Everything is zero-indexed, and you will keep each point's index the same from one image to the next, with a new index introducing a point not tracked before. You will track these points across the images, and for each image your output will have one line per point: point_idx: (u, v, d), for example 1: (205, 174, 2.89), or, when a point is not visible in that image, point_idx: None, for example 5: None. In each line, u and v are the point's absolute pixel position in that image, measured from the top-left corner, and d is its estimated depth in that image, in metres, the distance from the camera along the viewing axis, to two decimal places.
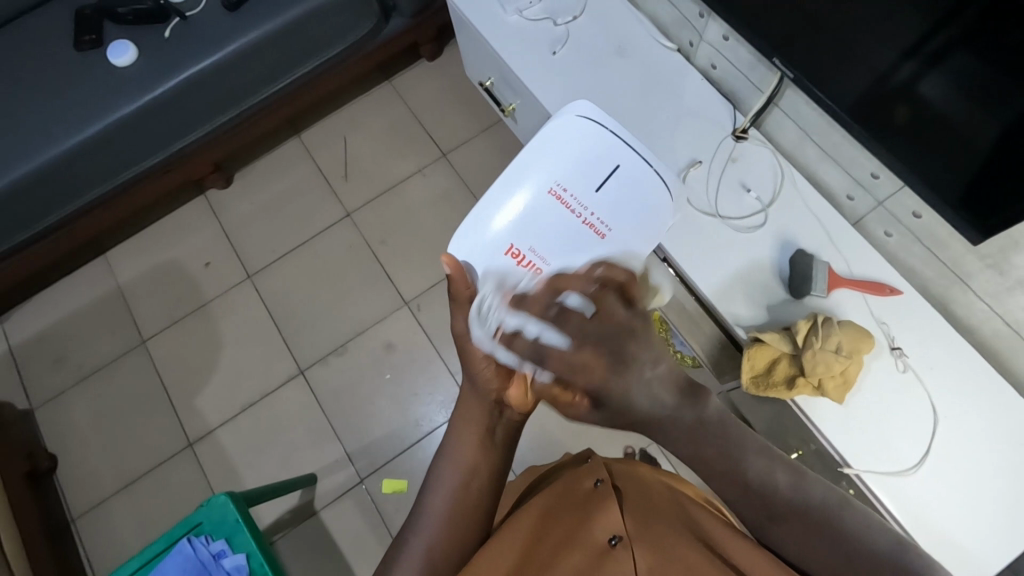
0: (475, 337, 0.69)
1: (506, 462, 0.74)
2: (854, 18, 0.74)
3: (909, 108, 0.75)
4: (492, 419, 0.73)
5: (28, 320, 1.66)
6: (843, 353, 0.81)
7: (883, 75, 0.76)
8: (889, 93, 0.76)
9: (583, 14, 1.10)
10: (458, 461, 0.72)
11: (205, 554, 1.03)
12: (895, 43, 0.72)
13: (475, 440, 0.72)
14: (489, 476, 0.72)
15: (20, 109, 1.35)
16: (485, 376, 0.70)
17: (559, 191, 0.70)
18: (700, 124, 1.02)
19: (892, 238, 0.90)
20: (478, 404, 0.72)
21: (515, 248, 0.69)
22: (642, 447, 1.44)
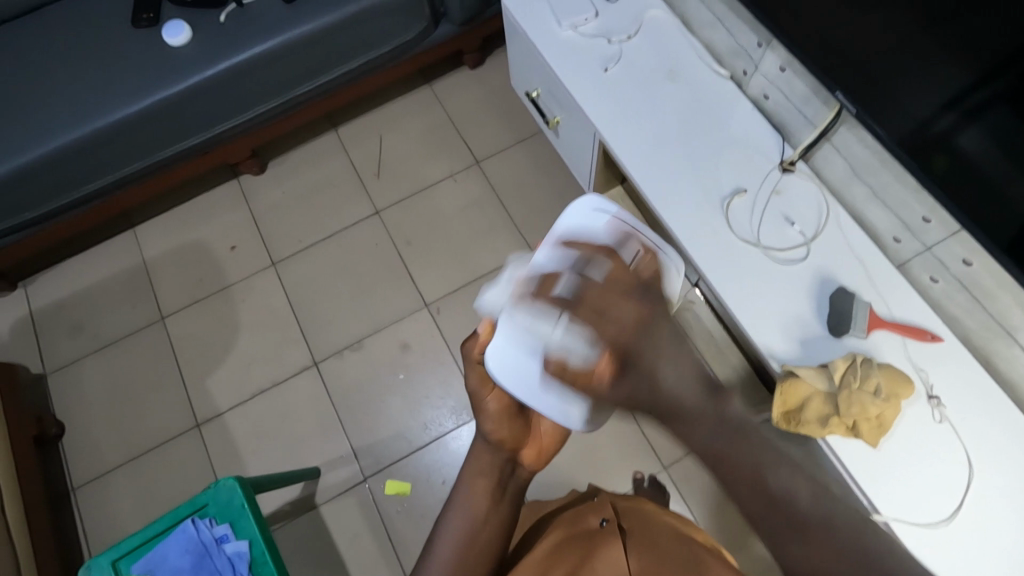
0: (491, 392, 0.79)
1: (513, 516, 0.78)
2: (904, 64, 0.76)
3: (947, 158, 0.76)
4: (504, 475, 0.80)
5: (51, 285, 1.67)
6: (881, 396, 0.79)
7: (921, 125, 0.78)
8: (929, 143, 0.78)
9: (637, 34, 1.11)
10: (466, 513, 0.76)
11: (208, 537, 1.01)
12: (937, 94, 0.74)
13: (485, 490, 0.78)
14: (498, 522, 0.75)
15: (73, 79, 1.38)
16: (498, 432, 0.79)
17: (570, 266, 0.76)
18: (747, 152, 1.01)
19: (937, 284, 0.88)
20: (489, 458, 0.80)
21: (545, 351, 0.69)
22: (651, 474, 1.41)
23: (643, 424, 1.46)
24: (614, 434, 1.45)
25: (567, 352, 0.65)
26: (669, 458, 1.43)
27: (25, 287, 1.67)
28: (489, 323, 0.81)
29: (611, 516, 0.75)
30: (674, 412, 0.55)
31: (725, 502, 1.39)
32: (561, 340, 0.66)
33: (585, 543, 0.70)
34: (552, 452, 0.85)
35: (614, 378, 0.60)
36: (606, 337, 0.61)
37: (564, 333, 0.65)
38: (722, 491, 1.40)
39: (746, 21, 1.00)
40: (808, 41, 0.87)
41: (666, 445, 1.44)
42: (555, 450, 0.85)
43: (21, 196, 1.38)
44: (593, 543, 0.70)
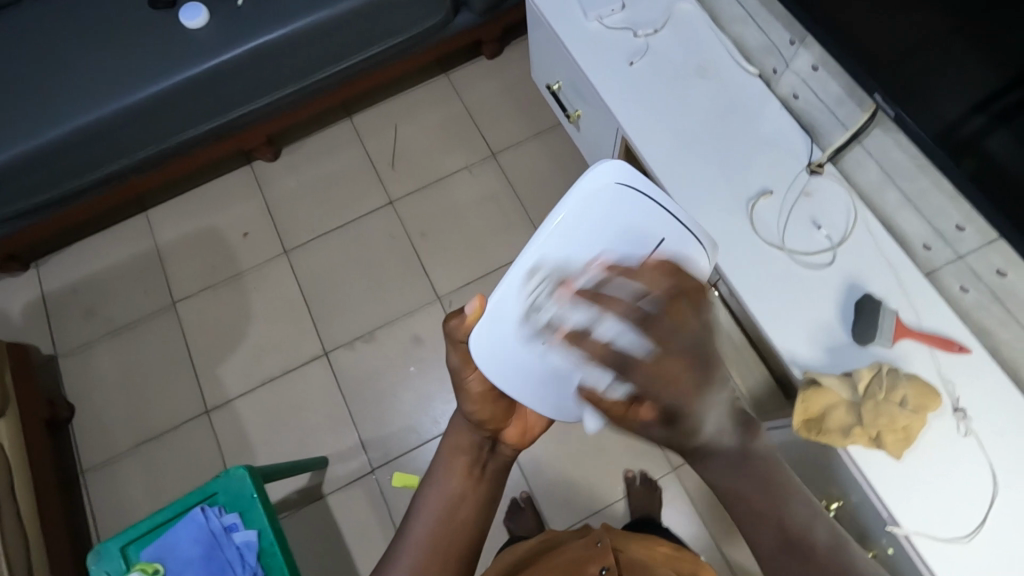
0: (471, 374, 0.73)
1: (494, 496, 0.77)
2: (931, 64, 0.74)
3: (976, 163, 0.74)
4: (482, 451, 0.78)
5: (64, 267, 1.67)
6: (908, 408, 0.77)
7: (947, 129, 0.76)
8: (954, 148, 0.76)
9: (664, 28, 1.09)
10: (447, 488, 0.75)
11: (217, 526, 1.01)
12: (965, 97, 0.72)
13: (463, 468, 0.77)
14: (475, 502, 0.75)
15: (89, 60, 1.37)
16: (478, 410, 0.75)
17: (596, 267, 0.62)
18: (774, 152, 0.99)
19: (968, 294, 0.86)
20: (468, 435, 0.78)
21: (560, 341, 0.63)
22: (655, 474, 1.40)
23: None
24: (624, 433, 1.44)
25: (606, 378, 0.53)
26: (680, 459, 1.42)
27: (38, 268, 1.67)
28: (479, 304, 0.67)
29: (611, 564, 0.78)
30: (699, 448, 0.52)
31: None
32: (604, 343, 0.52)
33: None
34: (535, 435, 0.82)
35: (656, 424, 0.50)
36: (654, 384, 0.48)
37: (617, 341, 0.50)
38: None
39: (780, 18, 0.97)
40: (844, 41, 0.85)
41: None
42: (541, 430, 0.82)
43: (37, 177, 1.38)
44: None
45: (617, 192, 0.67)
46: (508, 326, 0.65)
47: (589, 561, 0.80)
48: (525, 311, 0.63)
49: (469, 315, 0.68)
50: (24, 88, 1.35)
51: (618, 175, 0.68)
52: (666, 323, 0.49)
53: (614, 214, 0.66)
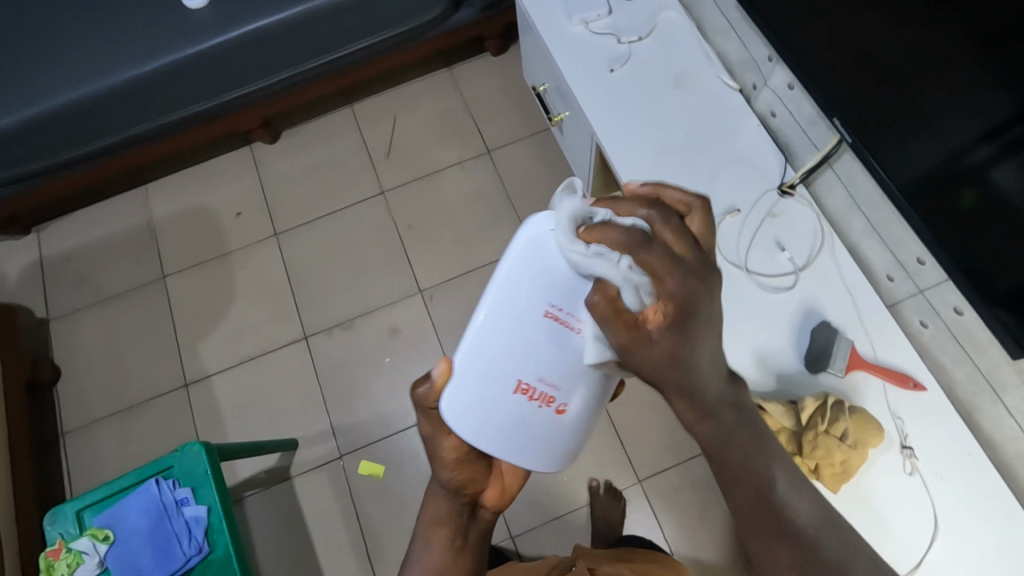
0: (443, 440, 0.69)
1: (478, 562, 0.77)
2: (945, 82, 0.69)
3: (977, 193, 0.69)
4: (464, 519, 0.77)
5: (63, 234, 1.72)
6: (848, 442, 0.76)
7: (953, 154, 0.70)
8: (957, 175, 0.71)
9: (649, 36, 1.07)
10: (427, 569, 0.75)
11: (168, 499, 1.04)
12: (977, 122, 0.67)
13: (445, 542, 0.75)
14: (460, 572, 0.75)
15: (91, 34, 1.39)
16: (453, 479, 0.72)
17: (525, 386, 0.61)
18: (746, 170, 0.97)
19: (926, 329, 0.83)
20: (446, 506, 0.75)
21: (523, 383, 0.61)
22: (608, 482, 1.39)
23: (623, 434, 1.43)
24: (592, 440, 1.43)
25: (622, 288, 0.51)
26: (645, 472, 1.41)
27: (38, 233, 1.72)
28: (446, 365, 0.63)
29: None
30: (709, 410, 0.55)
31: (694, 522, 1.37)
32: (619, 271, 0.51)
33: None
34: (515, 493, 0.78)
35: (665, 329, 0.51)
36: (667, 283, 0.49)
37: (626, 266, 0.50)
38: (693, 512, 1.37)
39: (757, 32, 0.95)
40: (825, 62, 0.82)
41: (644, 459, 1.42)
42: (518, 488, 0.78)
43: (39, 146, 1.42)
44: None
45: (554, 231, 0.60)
46: (481, 389, 0.61)
47: None
48: (499, 365, 0.61)
49: (437, 379, 0.64)
50: (28, 57, 1.38)
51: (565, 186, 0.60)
52: (663, 237, 0.50)
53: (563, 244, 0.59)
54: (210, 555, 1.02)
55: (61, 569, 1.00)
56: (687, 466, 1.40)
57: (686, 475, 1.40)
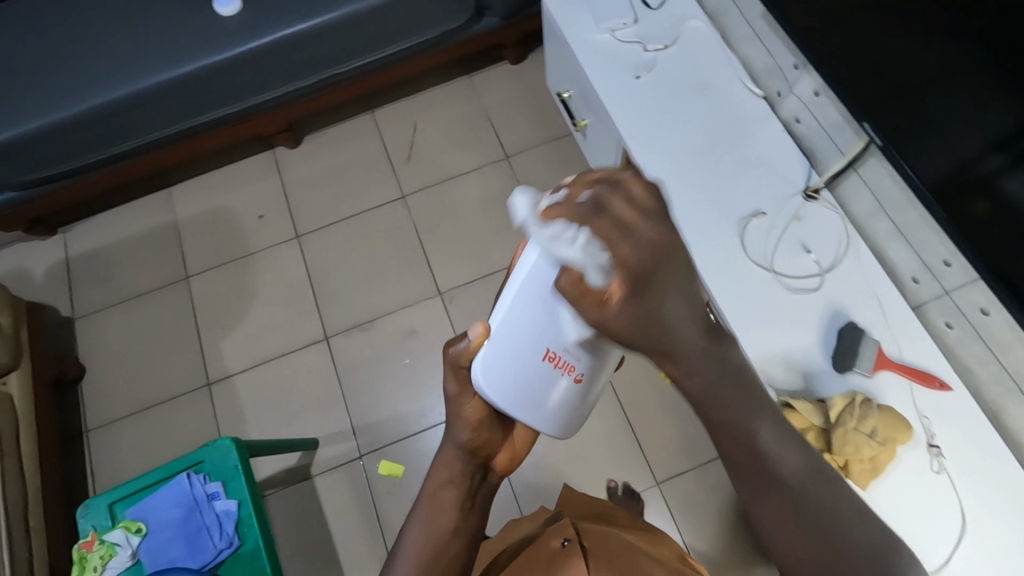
0: (468, 401, 0.73)
1: (483, 525, 0.79)
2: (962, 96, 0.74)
3: (992, 201, 0.74)
4: (471, 482, 0.79)
5: (88, 234, 1.75)
6: (877, 438, 0.77)
7: (969, 164, 0.75)
8: (970, 184, 0.76)
9: (674, 44, 1.09)
10: (434, 526, 0.76)
11: (200, 493, 1.05)
12: (990, 134, 0.72)
13: (452, 502, 0.77)
14: (465, 534, 0.77)
15: (125, 39, 1.43)
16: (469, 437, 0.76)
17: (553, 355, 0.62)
18: (771, 174, 0.99)
19: (952, 330, 0.86)
20: (459, 467, 0.78)
21: (551, 352, 0.62)
22: (626, 484, 1.40)
23: (640, 436, 1.45)
24: (610, 442, 1.45)
25: (584, 270, 0.48)
26: (662, 474, 1.42)
27: (64, 233, 1.75)
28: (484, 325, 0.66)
29: (571, 534, 0.78)
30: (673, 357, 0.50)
31: (712, 524, 1.38)
32: (576, 255, 0.48)
33: (545, 570, 0.74)
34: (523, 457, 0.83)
35: (623, 303, 0.47)
36: (619, 254, 0.46)
37: (585, 243, 0.47)
38: (710, 514, 1.38)
39: (785, 42, 0.99)
40: None
41: (661, 461, 1.43)
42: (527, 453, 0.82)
43: (71, 146, 1.45)
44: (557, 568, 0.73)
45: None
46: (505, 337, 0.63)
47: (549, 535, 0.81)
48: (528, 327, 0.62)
49: (473, 339, 0.66)
50: (63, 61, 1.42)
51: None
52: (614, 205, 0.47)
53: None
54: (240, 548, 1.04)
55: (94, 561, 1.02)
56: (704, 469, 1.41)
57: (703, 478, 1.41)
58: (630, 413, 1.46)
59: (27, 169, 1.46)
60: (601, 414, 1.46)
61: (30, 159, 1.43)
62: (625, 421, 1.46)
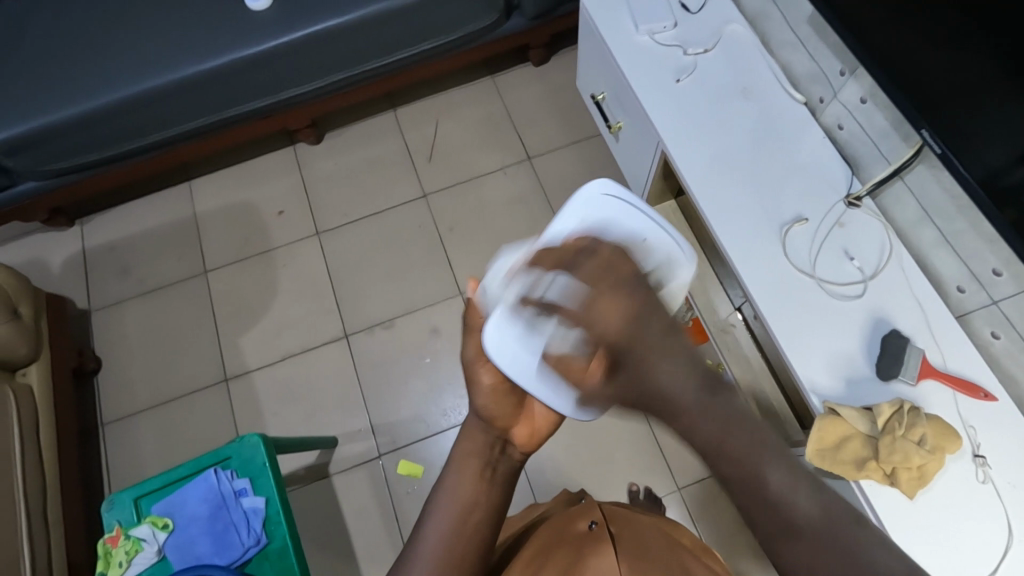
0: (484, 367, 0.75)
1: (506, 500, 0.77)
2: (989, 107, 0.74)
3: (1020, 211, 0.74)
4: (494, 454, 0.78)
5: (106, 226, 1.74)
6: (926, 447, 0.77)
7: (992, 175, 0.76)
8: (995, 194, 0.76)
9: (715, 48, 1.10)
10: (455, 496, 0.75)
11: (227, 489, 1.04)
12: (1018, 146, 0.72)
13: (475, 472, 0.76)
14: (488, 506, 0.75)
15: (154, 31, 1.42)
16: (489, 407, 0.76)
17: None
18: (813, 181, 0.99)
19: (998, 340, 0.86)
20: (480, 438, 0.78)
21: None
22: (648, 488, 1.39)
23: (662, 441, 1.44)
24: (632, 446, 1.44)
25: (567, 348, 0.58)
26: (684, 479, 1.41)
27: (82, 225, 1.74)
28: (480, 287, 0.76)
29: (600, 518, 0.72)
30: (679, 419, 0.51)
31: (734, 531, 1.37)
32: (556, 339, 0.60)
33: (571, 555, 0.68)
34: (545, 436, 0.80)
35: (605, 376, 0.55)
36: (591, 332, 0.54)
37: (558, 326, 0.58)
38: (733, 520, 1.37)
39: (833, 47, 0.98)
40: (901, 77, 0.85)
41: (685, 467, 1.42)
42: (549, 433, 0.80)
43: (91, 138, 1.43)
44: (582, 551, 0.68)
45: (602, 201, 0.83)
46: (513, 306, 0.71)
47: (578, 517, 0.74)
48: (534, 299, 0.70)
49: (472, 299, 0.76)
50: (91, 51, 1.40)
51: (605, 189, 0.84)
52: (585, 279, 0.56)
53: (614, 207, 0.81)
54: (267, 546, 1.02)
55: (119, 557, 1.01)
56: None
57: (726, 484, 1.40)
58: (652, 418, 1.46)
59: (45, 160, 1.43)
60: (623, 418, 1.46)
61: (49, 150, 1.42)
62: (646, 425, 1.45)
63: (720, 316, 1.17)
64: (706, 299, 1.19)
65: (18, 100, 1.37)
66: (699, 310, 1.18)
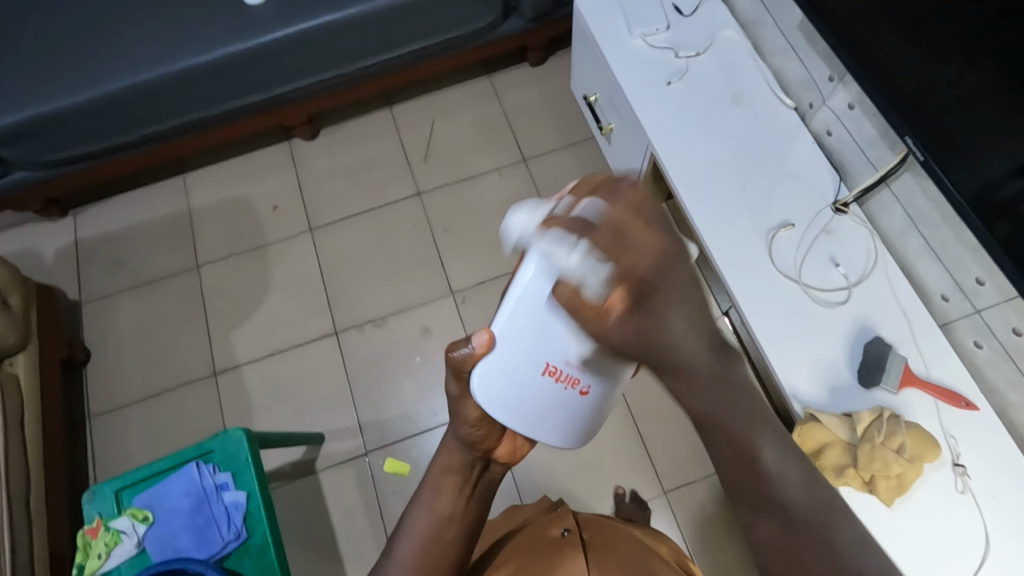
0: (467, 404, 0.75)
1: (482, 513, 0.79)
2: (985, 118, 0.74)
3: (1013, 223, 0.74)
4: (474, 472, 0.80)
5: (101, 218, 1.74)
6: (905, 455, 0.78)
7: (987, 188, 0.76)
8: (991, 207, 0.76)
9: (706, 52, 1.10)
10: (436, 506, 0.76)
11: (209, 483, 1.04)
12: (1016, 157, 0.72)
13: (453, 488, 0.77)
14: (465, 521, 0.76)
15: (152, 24, 1.42)
16: (474, 433, 0.78)
17: (551, 369, 0.68)
18: (799, 187, 1.00)
19: (981, 350, 0.86)
20: (460, 456, 0.79)
21: (551, 367, 0.67)
22: (634, 492, 1.39)
23: (650, 445, 1.44)
24: (620, 448, 1.44)
25: (582, 281, 0.55)
26: (671, 484, 1.41)
27: (75, 216, 1.74)
28: (487, 337, 0.69)
29: (574, 525, 0.72)
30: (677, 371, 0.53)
31: (719, 537, 1.36)
32: (576, 268, 0.55)
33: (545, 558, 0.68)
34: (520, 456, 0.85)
35: (623, 316, 0.53)
36: (621, 264, 0.52)
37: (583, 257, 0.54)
38: (718, 526, 1.37)
39: (822, 54, 0.98)
40: (892, 85, 0.85)
41: (672, 472, 1.42)
42: (526, 451, 0.84)
43: (86, 129, 1.43)
44: (556, 557, 0.68)
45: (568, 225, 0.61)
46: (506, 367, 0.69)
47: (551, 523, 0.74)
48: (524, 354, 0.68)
49: (477, 349, 0.70)
50: (87, 42, 1.41)
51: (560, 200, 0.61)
52: (613, 217, 0.54)
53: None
54: (248, 541, 1.02)
55: (98, 548, 1.00)
56: (714, 480, 1.40)
57: (712, 490, 1.40)
58: (640, 421, 1.46)
59: (39, 151, 1.43)
60: (612, 420, 1.45)
61: (45, 140, 1.42)
62: (635, 429, 1.45)
63: None
64: None
65: (14, 89, 1.37)
66: None
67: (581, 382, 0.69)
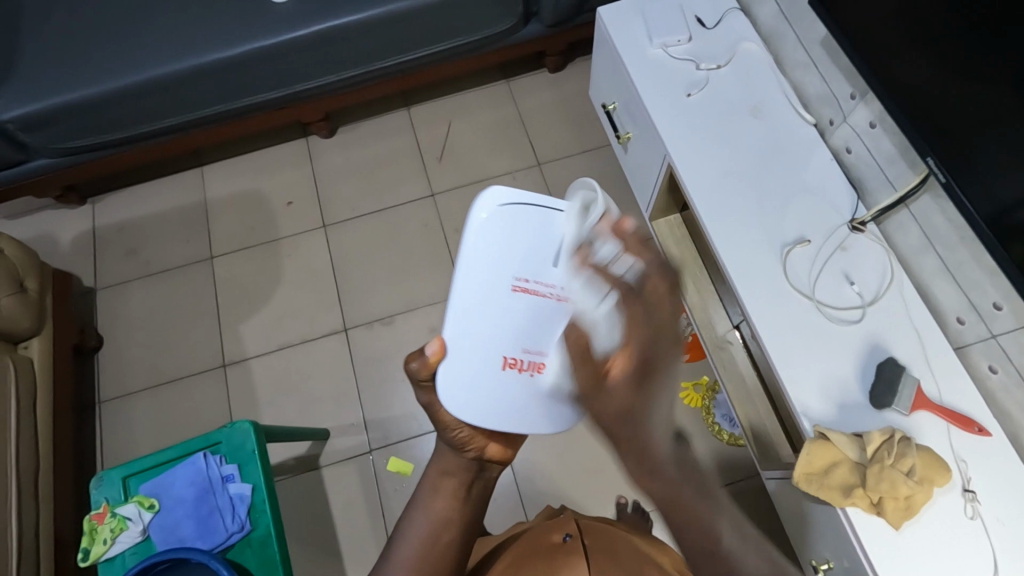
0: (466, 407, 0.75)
1: (477, 517, 0.80)
2: (1005, 139, 0.73)
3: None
4: (471, 474, 0.81)
5: (117, 207, 1.76)
6: (915, 478, 0.77)
7: (1003, 211, 0.75)
8: (1008, 230, 0.75)
9: (727, 64, 1.10)
10: (432, 513, 0.77)
11: (215, 474, 1.05)
12: None
13: (450, 490, 0.79)
14: (461, 524, 0.78)
15: (176, 17, 1.44)
16: (461, 435, 0.79)
17: (513, 361, 0.77)
18: (816, 203, 0.99)
19: (995, 374, 0.85)
20: (455, 459, 0.80)
21: (510, 358, 0.77)
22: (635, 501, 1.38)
23: None
24: None
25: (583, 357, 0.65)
26: None
27: (93, 204, 1.76)
28: (439, 345, 0.76)
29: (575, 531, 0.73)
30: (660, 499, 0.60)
31: None
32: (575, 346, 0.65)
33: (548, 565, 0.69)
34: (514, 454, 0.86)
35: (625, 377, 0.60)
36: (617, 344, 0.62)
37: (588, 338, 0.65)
38: None
39: (844, 71, 0.98)
40: (913, 105, 0.84)
41: None
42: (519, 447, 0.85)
43: (108, 118, 1.45)
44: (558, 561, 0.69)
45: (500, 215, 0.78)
46: (471, 386, 0.77)
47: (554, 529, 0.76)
48: (481, 356, 0.77)
49: (431, 356, 0.77)
50: (112, 33, 1.42)
51: (502, 199, 0.79)
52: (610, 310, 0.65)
53: (505, 233, 0.78)
54: (251, 534, 1.03)
55: (104, 534, 1.01)
56: None
57: None
58: None
59: (60, 139, 1.45)
60: None
61: (66, 127, 1.43)
62: None
63: (717, 333, 1.17)
64: (705, 316, 1.20)
65: (39, 76, 1.39)
66: (698, 326, 1.19)
67: (540, 365, 0.77)
